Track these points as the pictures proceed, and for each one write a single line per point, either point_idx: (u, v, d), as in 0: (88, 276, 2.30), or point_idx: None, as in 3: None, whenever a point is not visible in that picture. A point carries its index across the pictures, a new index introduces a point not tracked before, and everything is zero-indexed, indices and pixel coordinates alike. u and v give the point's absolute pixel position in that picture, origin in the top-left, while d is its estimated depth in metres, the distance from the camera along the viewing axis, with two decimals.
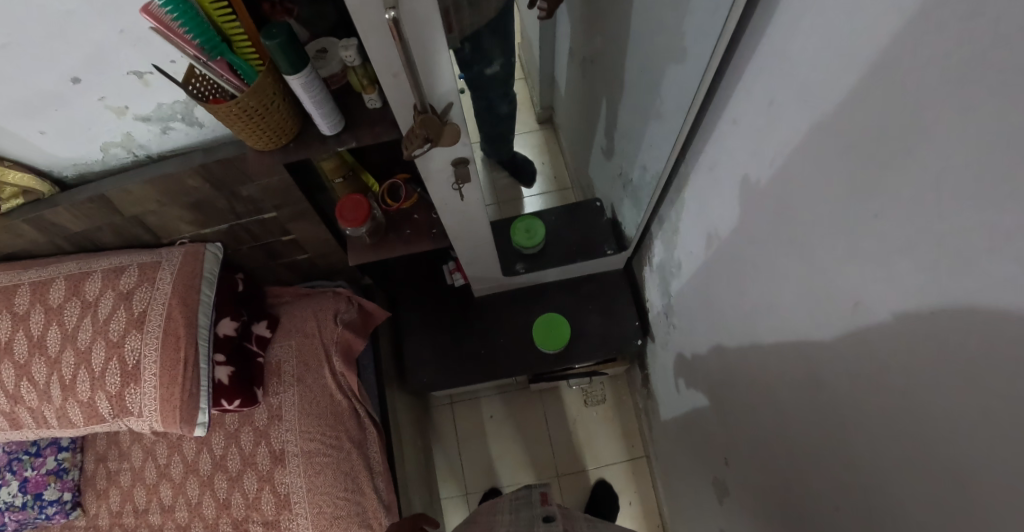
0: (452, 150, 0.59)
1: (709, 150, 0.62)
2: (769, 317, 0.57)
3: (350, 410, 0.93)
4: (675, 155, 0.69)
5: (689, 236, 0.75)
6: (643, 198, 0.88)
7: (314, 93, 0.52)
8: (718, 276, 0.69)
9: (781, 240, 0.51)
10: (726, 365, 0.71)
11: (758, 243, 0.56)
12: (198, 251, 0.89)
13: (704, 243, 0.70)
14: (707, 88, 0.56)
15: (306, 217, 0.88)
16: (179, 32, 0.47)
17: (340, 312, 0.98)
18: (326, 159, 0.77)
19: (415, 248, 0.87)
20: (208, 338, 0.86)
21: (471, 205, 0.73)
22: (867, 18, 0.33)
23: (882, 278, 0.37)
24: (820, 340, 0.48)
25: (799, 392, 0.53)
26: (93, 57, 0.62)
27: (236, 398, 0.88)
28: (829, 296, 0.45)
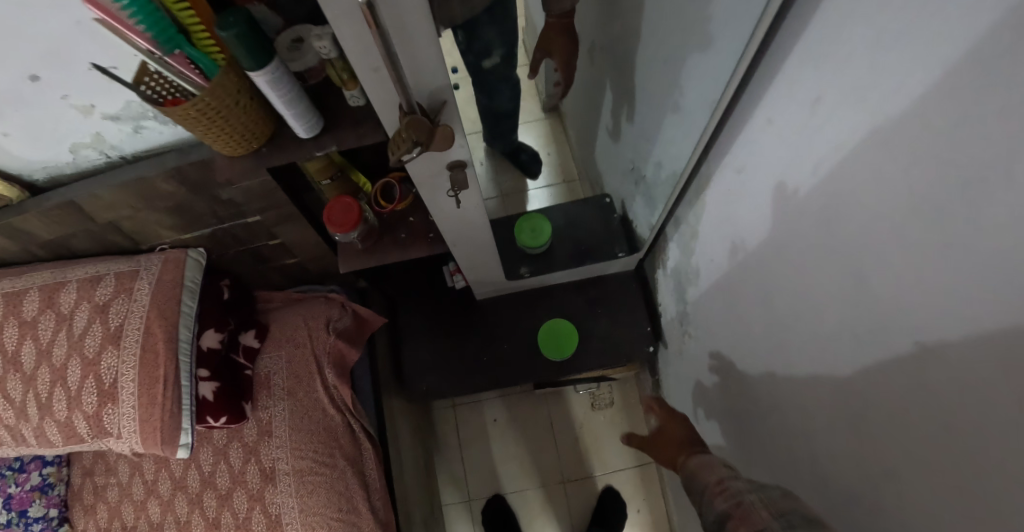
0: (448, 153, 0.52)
1: (736, 151, 0.55)
2: (803, 339, 0.50)
3: (344, 426, 0.87)
4: (698, 154, 0.62)
5: (711, 241, 0.68)
6: (658, 197, 0.81)
7: (284, 91, 0.46)
8: (744, 287, 0.62)
9: (822, 255, 0.44)
10: (749, 384, 0.65)
11: (794, 258, 0.49)
12: (179, 258, 0.83)
13: (728, 250, 0.64)
14: (737, 83, 0.48)
15: (293, 220, 0.81)
16: (129, 23, 0.40)
17: (333, 320, 0.92)
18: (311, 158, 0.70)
19: (411, 254, 0.80)
20: (190, 353, 0.81)
21: (470, 210, 0.66)
22: (945, 9, 0.26)
23: (950, 318, 0.31)
24: (867, 372, 0.41)
25: (838, 426, 0.47)
26: (47, 51, 0.55)
27: (222, 415, 0.83)
28: (880, 328, 0.38)
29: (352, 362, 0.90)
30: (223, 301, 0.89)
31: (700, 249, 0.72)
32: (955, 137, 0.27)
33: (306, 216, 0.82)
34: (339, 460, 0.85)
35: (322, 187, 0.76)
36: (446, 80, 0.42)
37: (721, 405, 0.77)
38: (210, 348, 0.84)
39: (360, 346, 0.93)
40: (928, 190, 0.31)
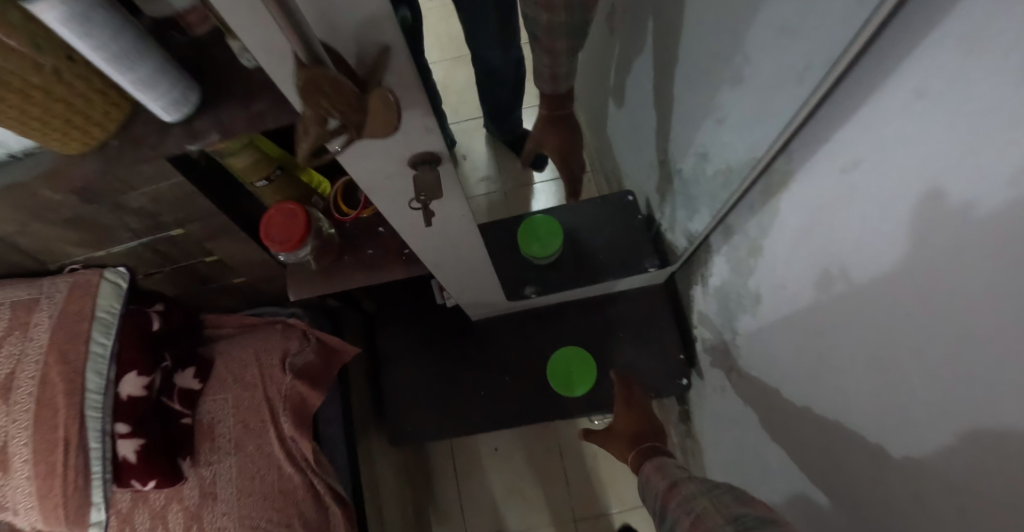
0: (410, 146, 0.31)
1: (870, 129, 0.37)
2: (957, 418, 0.34)
3: (305, 489, 0.69)
4: (797, 123, 0.45)
5: (796, 256, 0.51)
6: (715, 197, 0.64)
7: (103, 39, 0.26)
8: (869, 326, 0.42)
9: (1019, 305, 0.27)
10: (854, 456, 0.47)
11: (946, 297, 0.33)
12: (91, 282, 0.65)
13: (834, 270, 0.46)
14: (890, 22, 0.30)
15: (232, 234, 0.63)
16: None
17: (291, 353, 0.74)
18: (234, 152, 0.49)
19: (380, 277, 0.60)
20: (102, 406, 0.64)
21: (455, 227, 0.45)
22: None
23: None
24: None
25: None
26: None
27: (150, 479, 0.66)
28: None
29: (315, 406, 0.72)
30: (152, 332, 0.70)
31: (773, 258, 0.55)
32: None
33: (245, 228, 0.63)
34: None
35: (256, 190, 0.56)
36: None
37: (795, 469, 0.58)
38: (130, 397, 0.66)
39: (326, 386, 0.74)
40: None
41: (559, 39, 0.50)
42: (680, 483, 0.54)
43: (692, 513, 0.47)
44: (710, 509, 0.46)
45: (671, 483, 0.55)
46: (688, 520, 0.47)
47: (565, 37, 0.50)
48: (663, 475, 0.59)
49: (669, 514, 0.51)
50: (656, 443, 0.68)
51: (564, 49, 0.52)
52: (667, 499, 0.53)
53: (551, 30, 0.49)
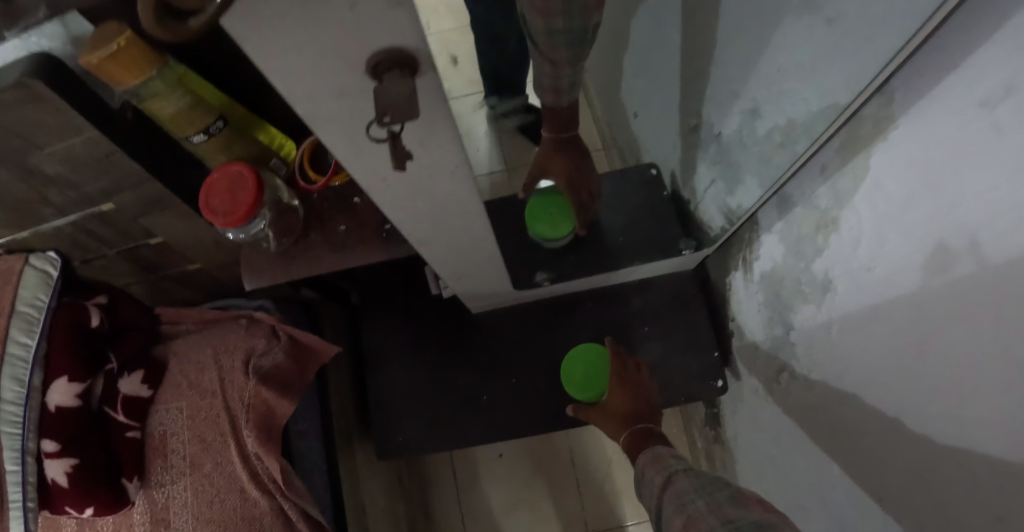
0: (359, 38, 0.19)
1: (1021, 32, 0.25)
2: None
3: (274, 516, 0.58)
4: (891, 68, 0.34)
5: (890, 229, 0.39)
6: (771, 161, 0.52)
7: None
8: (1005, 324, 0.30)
9: None
10: (964, 491, 0.36)
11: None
12: (12, 269, 0.55)
13: (954, 246, 0.33)
14: None
15: (176, 209, 0.52)
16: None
17: (257, 353, 0.62)
18: (158, 91, 0.38)
19: (355, 260, 0.48)
20: (24, 419, 0.53)
21: (449, 194, 0.35)
22: None
23: None
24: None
25: None
26: None
27: (86, 506, 0.55)
28: None
29: (284, 417, 0.61)
30: (89, 330, 0.58)
31: (858, 236, 0.43)
32: None
33: (189, 201, 0.51)
34: None
35: (197, 150, 0.45)
36: None
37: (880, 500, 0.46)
38: (59, 408, 0.55)
39: (299, 390, 0.63)
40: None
41: (558, 49, 0.39)
42: (675, 477, 0.47)
43: (686, 512, 0.40)
44: (705, 509, 0.39)
45: (665, 477, 0.48)
46: (680, 521, 0.40)
47: (568, 47, 0.38)
48: (660, 469, 0.52)
49: (662, 517, 0.44)
50: (653, 427, 0.63)
51: (567, 60, 0.41)
52: (662, 499, 0.46)
53: (549, 38, 0.37)
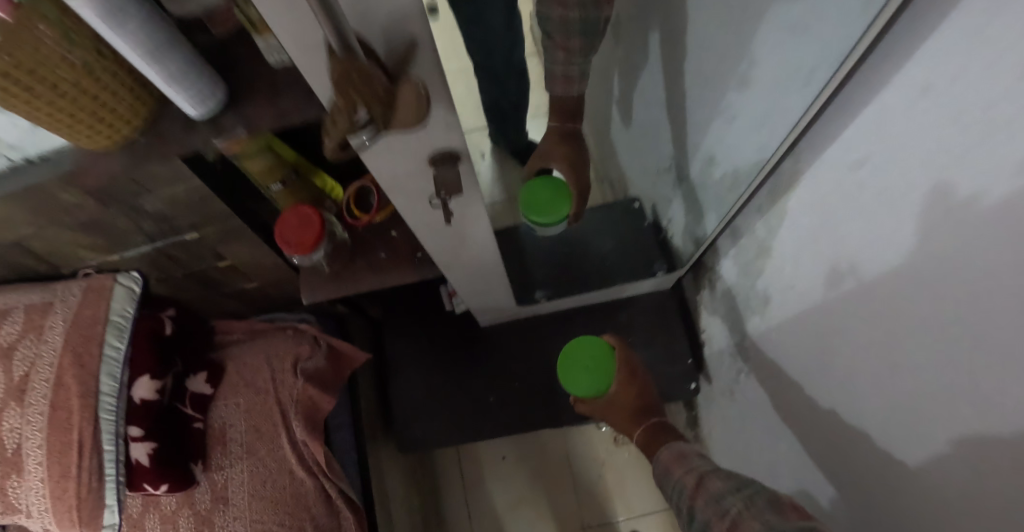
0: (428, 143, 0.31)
1: (864, 126, 0.37)
2: (972, 421, 0.33)
3: (317, 494, 0.69)
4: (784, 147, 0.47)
5: (804, 257, 0.51)
6: (725, 205, 0.65)
7: (140, 37, 0.28)
8: (874, 324, 0.42)
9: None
10: (868, 454, 0.47)
11: (963, 300, 0.32)
12: (105, 285, 0.67)
13: (833, 273, 0.47)
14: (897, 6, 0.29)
15: (246, 238, 0.65)
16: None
17: (302, 359, 0.75)
18: (253, 159, 0.51)
19: (391, 280, 0.62)
20: (116, 409, 0.63)
21: (473, 233, 0.49)
22: None
23: None
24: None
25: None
26: None
27: (162, 482, 0.66)
28: None
29: (325, 411, 0.73)
30: (164, 337, 0.71)
31: (783, 266, 0.56)
32: None
33: (259, 231, 0.65)
34: None
35: (274, 195, 0.58)
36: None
37: (812, 469, 0.57)
38: (143, 400, 0.66)
39: (337, 389, 0.75)
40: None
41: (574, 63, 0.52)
42: (707, 477, 0.54)
43: (728, 517, 0.47)
44: (746, 514, 0.45)
45: (698, 477, 0.55)
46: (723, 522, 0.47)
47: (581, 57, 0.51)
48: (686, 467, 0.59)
49: (697, 517, 0.51)
50: (661, 418, 0.76)
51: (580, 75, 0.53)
52: (694, 498, 0.53)
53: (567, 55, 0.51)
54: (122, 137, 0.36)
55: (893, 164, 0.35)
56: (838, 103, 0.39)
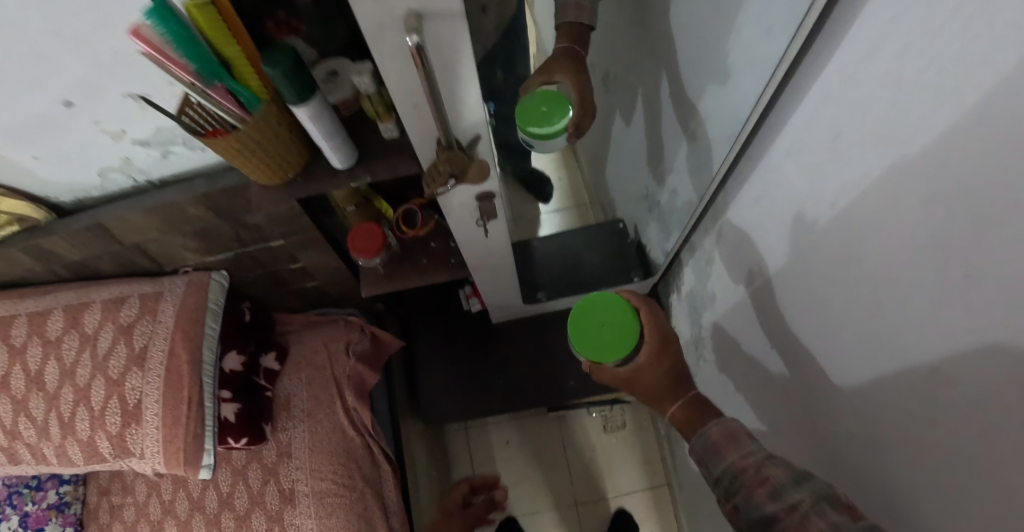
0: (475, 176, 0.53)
1: (756, 177, 0.57)
2: (823, 369, 0.51)
3: (362, 449, 0.89)
4: (715, 188, 0.65)
5: (729, 270, 0.71)
6: (674, 223, 0.84)
7: (323, 125, 0.50)
8: (767, 312, 0.62)
9: (841, 285, 0.45)
10: (766, 412, 0.66)
11: (833, 293, 0.46)
12: (203, 281, 0.86)
13: (745, 277, 0.66)
14: (763, 109, 0.48)
15: (317, 244, 0.86)
16: (168, 51, 0.42)
17: (353, 343, 0.95)
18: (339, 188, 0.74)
19: (431, 277, 0.84)
20: (214, 375, 0.83)
21: (495, 239, 0.70)
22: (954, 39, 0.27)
23: (955, 348, 0.33)
24: (904, 416, 0.40)
25: (860, 445, 0.47)
26: (84, 81, 0.60)
27: (242, 436, 0.85)
28: (902, 348, 0.39)
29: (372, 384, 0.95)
30: (243, 322, 0.91)
31: (717, 275, 0.75)
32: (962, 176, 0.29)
33: (328, 240, 0.87)
34: (360, 482, 0.87)
35: (347, 214, 0.81)
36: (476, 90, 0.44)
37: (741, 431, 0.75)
38: (232, 370, 0.86)
39: (377, 369, 0.97)
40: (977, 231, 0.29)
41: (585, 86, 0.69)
42: (768, 471, 0.46)
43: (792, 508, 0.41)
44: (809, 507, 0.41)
45: (756, 469, 0.46)
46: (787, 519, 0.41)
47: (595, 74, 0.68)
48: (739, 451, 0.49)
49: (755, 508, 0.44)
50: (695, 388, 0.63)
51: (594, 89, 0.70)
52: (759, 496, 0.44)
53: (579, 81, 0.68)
54: (283, 175, 0.60)
55: (773, 202, 0.54)
56: (742, 162, 0.59)
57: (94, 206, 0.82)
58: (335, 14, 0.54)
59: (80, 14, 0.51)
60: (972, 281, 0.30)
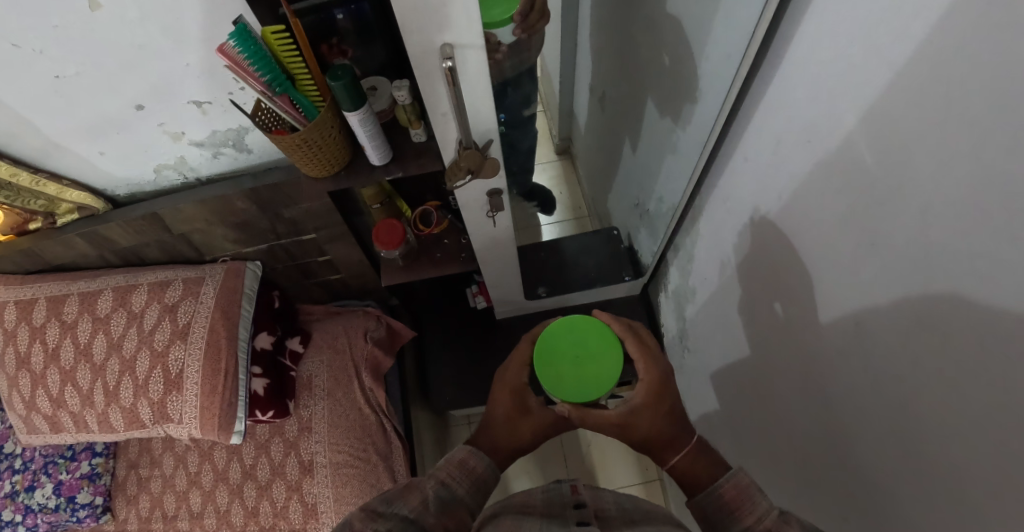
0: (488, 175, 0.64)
1: (724, 179, 0.70)
2: (779, 332, 0.63)
3: (377, 425, 1.06)
4: (692, 186, 0.79)
5: (704, 264, 0.84)
6: (660, 226, 0.96)
7: (368, 128, 0.63)
8: (735, 297, 0.74)
9: (786, 259, 0.58)
10: (741, 385, 0.77)
11: (782, 266, 0.59)
12: (240, 268, 1.00)
13: (719, 269, 0.78)
14: (727, 115, 0.62)
15: (345, 237, 0.97)
16: (247, 68, 0.54)
17: (370, 330, 1.13)
18: (367, 187, 0.86)
19: (445, 269, 0.94)
20: (247, 352, 0.99)
21: (501, 231, 0.81)
22: (851, 59, 0.40)
23: (865, 287, 0.45)
24: (840, 369, 0.51)
25: (806, 392, 0.59)
26: (157, 88, 0.69)
27: (269, 409, 1.01)
28: (830, 301, 0.51)
29: (385, 368, 1.12)
30: (273, 309, 1.07)
31: (696, 269, 0.87)
32: (864, 154, 0.42)
33: (354, 235, 0.99)
34: (372, 455, 1.03)
35: (372, 211, 0.93)
36: (492, 108, 0.55)
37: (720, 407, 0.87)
38: (263, 348, 1.02)
39: (390, 353, 1.15)
40: (877, 207, 0.41)
41: None
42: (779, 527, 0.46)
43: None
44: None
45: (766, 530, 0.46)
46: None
47: None
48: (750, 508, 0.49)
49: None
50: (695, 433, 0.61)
51: None
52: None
53: None
54: (333, 171, 0.72)
55: (737, 199, 0.68)
56: (714, 168, 0.73)
57: (146, 200, 0.90)
58: (379, 42, 0.66)
59: (168, 34, 0.62)
60: (877, 245, 0.42)
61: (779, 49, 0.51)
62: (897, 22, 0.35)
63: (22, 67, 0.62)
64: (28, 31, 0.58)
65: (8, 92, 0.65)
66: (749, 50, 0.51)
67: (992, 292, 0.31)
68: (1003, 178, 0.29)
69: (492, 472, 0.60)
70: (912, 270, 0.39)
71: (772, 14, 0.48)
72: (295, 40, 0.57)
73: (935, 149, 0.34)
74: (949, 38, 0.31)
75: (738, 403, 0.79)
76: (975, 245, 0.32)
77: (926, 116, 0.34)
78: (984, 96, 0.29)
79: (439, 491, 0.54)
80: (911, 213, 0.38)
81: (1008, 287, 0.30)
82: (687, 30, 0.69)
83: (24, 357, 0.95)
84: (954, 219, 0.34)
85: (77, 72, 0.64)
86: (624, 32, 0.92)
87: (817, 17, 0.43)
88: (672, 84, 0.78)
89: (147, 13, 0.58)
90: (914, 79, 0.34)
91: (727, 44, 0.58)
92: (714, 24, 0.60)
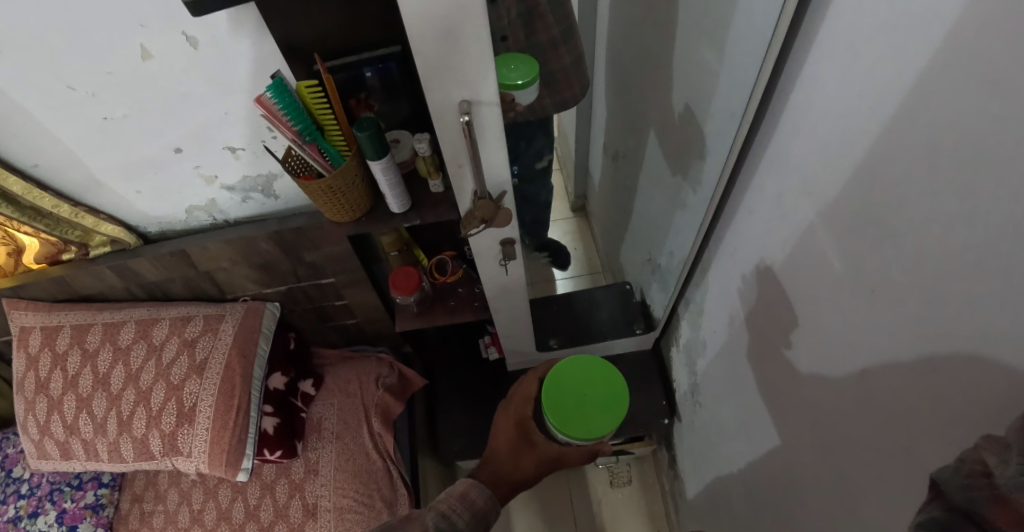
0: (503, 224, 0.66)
1: (729, 231, 0.72)
2: (786, 387, 0.62)
3: (383, 471, 1.05)
4: (699, 242, 0.80)
5: (712, 315, 0.84)
6: (671, 280, 0.96)
7: (389, 176, 0.67)
8: (744, 352, 0.73)
9: (788, 310, 0.58)
10: (753, 445, 0.75)
11: (787, 318, 0.59)
12: (259, 308, 1.03)
13: (727, 321, 0.78)
14: (730, 171, 0.65)
15: (360, 282, 1.00)
16: (280, 116, 0.58)
17: (382, 376, 1.14)
18: (385, 234, 0.89)
19: (457, 317, 0.96)
20: (260, 390, 1.00)
21: (514, 280, 0.82)
22: (848, 120, 0.43)
23: (868, 341, 0.45)
24: (844, 419, 0.51)
25: (816, 451, 0.57)
26: (198, 133, 0.74)
27: (276, 449, 1.01)
28: (834, 353, 0.51)
29: (395, 414, 1.12)
30: (288, 350, 1.09)
31: (706, 321, 0.86)
32: (862, 212, 0.43)
33: (371, 281, 1.01)
34: (377, 501, 1.01)
35: (389, 257, 0.95)
36: (505, 158, 0.58)
37: (735, 466, 0.83)
38: (275, 388, 1.04)
39: (401, 401, 1.15)
40: (876, 260, 0.42)
41: None
42: None
43: None
44: None
45: None
46: None
47: None
48: None
49: None
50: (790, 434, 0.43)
51: None
52: None
53: None
54: (354, 216, 0.76)
55: (740, 251, 0.69)
56: (719, 222, 0.75)
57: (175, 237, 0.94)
58: (401, 100, 0.71)
59: (212, 85, 0.67)
60: (879, 299, 0.43)
61: (776, 112, 0.54)
62: (891, 77, 0.37)
63: (76, 109, 0.68)
64: (84, 77, 0.64)
65: (65, 128, 0.71)
66: (747, 112, 0.55)
67: (1005, 335, 0.31)
68: (1000, 217, 0.30)
69: (492, 504, 0.59)
70: (915, 324, 0.39)
71: (769, 76, 0.51)
72: (326, 95, 0.62)
73: (928, 197, 0.36)
74: (939, 90, 0.33)
75: (751, 465, 0.76)
76: (990, 290, 0.32)
77: (919, 164, 0.36)
78: (971, 140, 0.31)
79: (439, 521, 0.53)
80: (907, 272, 0.39)
81: (1010, 323, 0.30)
82: (694, 92, 0.73)
83: (44, 382, 0.97)
84: (955, 257, 0.34)
85: (122, 115, 0.70)
86: (635, 93, 0.98)
87: (813, 77, 0.47)
88: (680, 143, 0.82)
89: (196, 64, 0.64)
90: (907, 134, 0.37)
91: (730, 104, 0.61)
92: (718, 86, 0.64)
